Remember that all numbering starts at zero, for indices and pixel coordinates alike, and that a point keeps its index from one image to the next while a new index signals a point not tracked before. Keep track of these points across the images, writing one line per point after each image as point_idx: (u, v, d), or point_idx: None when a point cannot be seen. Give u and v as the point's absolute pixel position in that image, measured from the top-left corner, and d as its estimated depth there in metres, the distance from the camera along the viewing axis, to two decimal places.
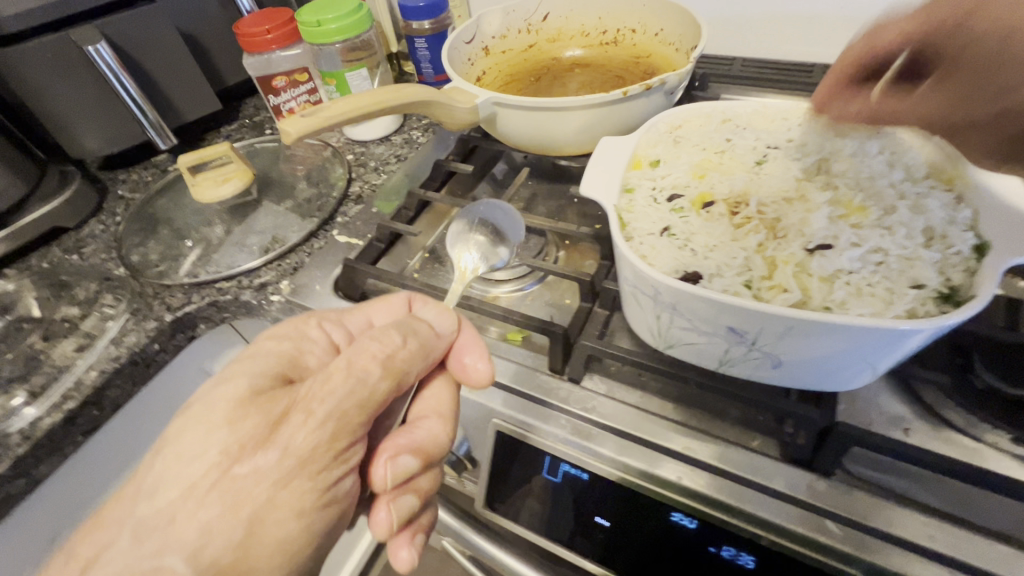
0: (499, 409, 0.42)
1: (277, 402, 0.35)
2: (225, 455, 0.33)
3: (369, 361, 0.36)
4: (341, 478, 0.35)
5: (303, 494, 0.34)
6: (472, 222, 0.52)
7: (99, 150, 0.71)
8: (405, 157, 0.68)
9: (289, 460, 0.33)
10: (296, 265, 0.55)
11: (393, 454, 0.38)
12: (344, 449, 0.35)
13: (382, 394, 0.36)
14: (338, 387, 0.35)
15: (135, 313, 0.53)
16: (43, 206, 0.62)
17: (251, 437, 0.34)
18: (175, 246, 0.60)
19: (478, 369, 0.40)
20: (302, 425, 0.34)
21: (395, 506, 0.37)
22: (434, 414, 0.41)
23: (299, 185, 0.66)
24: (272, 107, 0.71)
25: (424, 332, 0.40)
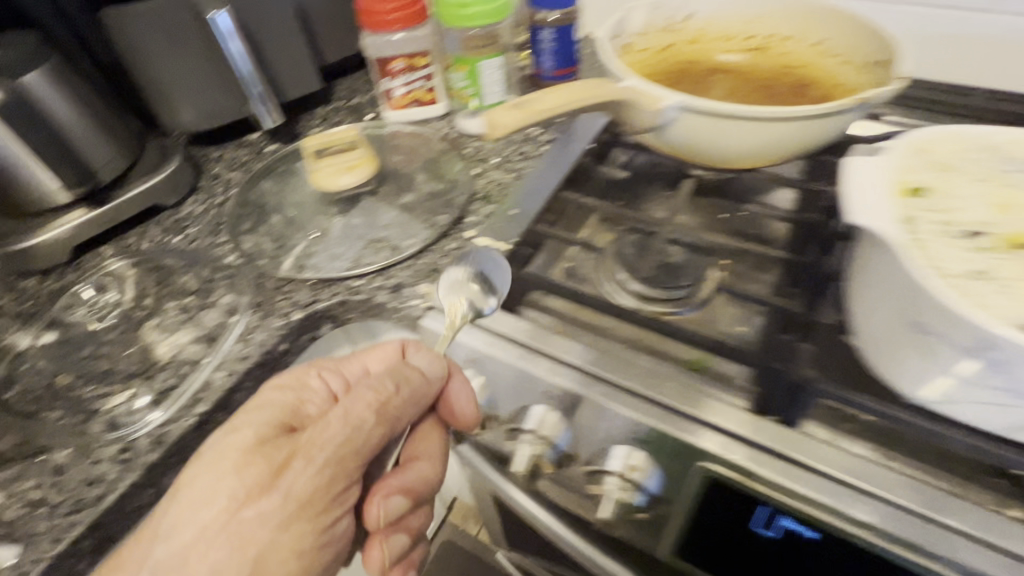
0: (712, 451, 0.36)
1: (281, 448, 0.34)
2: (233, 499, 0.33)
3: (364, 409, 0.36)
4: (338, 521, 0.35)
5: (306, 535, 0.34)
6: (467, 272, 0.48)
7: (193, 124, 0.66)
8: (530, 155, 0.63)
9: (291, 503, 0.33)
10: (433, 267, 0.51)
11: (384, 495, 0.39)
12: (339, 493, 0.35)
13: (376, 440, 0.37)
14: (335, 433, 0.35)
15: (258, 307, 0.48)
16: (143, 181, 0.57)
17: (254, 486, 0.33)
18: (291, 237, 0.55)
19: (467, 413, 0.42)
20: (303, 470, 0.34)
21: (387, 545, 0.40)
22: (427, 457, 0.43)
23: (418, 177, 0.62)
24: (385, 91, 0.67)
25: (416, 380, 0.39)
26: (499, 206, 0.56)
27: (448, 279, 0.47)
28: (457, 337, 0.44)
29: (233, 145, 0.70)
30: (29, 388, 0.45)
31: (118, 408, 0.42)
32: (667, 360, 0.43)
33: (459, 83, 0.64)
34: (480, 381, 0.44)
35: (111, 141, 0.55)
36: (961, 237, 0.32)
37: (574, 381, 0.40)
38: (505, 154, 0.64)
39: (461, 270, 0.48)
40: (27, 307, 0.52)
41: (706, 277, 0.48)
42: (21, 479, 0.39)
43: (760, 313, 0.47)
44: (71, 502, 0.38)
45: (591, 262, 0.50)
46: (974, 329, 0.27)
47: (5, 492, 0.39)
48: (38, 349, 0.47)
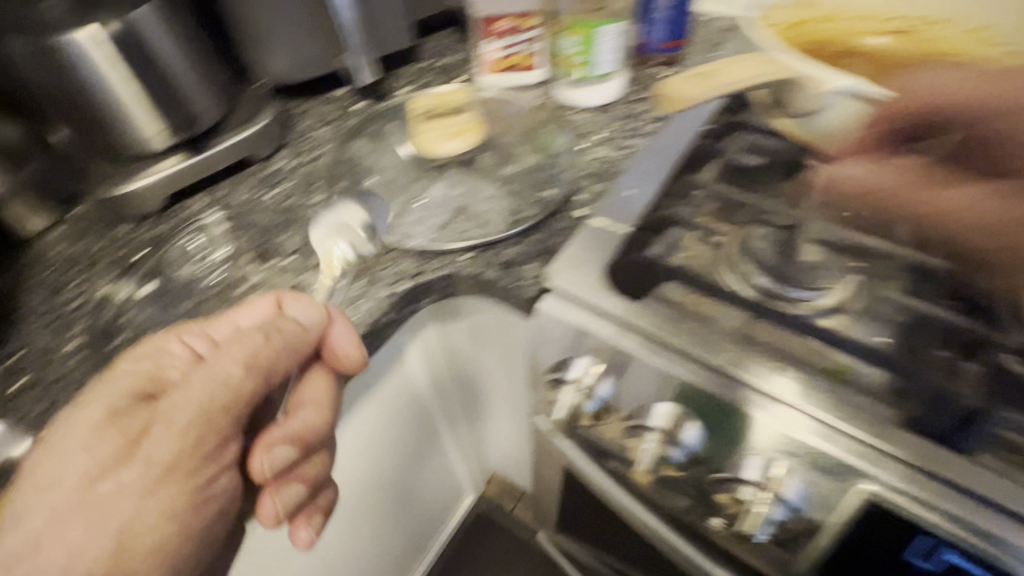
0: (879, 478, 0.34)
1: (136, 416, 0.31)
2: (85, 477, 0.30)
3: (230, 363, 0.33)
4: (216, 479, 0.33)
5: (175, 500, 0.31)
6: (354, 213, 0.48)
7: (283, 74, 0.62)
8: (639, 132, 0.59)
9: (151, 470, 0.30)
10: (545, 248, 0.48)
11: (268, 447, 0.36)
12: (213, 450, 0.32)
13: (252, 393, 0.34)
14: (198, 392, 0.32)
15: (361, 276, 0.46)
16: (238, 132, 0.55)
17: (110, 459, 0.30)
18: (390, 201, 0.53)
19: (352, 358, 0.40)
20: (162, 437, 0.31)
21: (279, 496, 0.37)
22: (315, 404, 0.39)
23: (518, 148, 0.59)
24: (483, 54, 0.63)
25: (292, 329, 0.37)
26: (610, 186, 0.52)
27: (332, 220, 0.47)
28: (582, 324, 0.41)
29: (319, 100, 0.66)
30: (132, 339, 0.43)
31: None
32: None
33: (569, 49, 0.59)
34: (598, 370, 0.42)
35: (209, 88, 0.52)
36: None
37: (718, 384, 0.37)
38: (611, 130, 0.60)
39: (579, 252, 0.44)
40: (121, 255, 0.50)
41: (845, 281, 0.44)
42: None
43: None
44: None
45: (710, 253, 0.45)
46: None
47: None
48: (137, 300, 0.46)
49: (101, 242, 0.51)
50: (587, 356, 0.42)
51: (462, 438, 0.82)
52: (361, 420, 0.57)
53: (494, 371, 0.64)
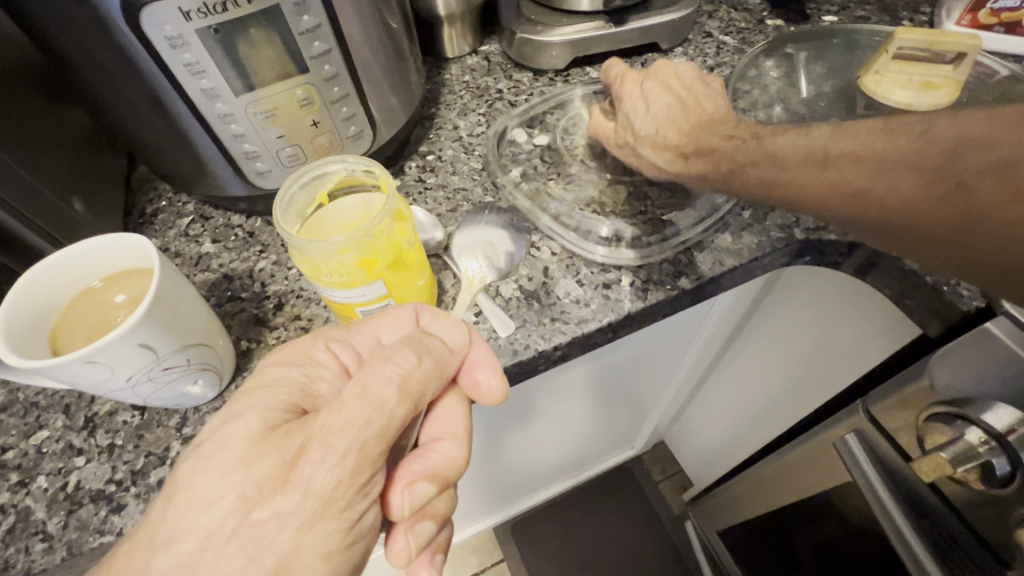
0: None
1: (293, 436, 0.26)
2: (242, 500, 0.25)
3: (384, 385, 0.27)
4: (367, 515, 0.27)
5: (334, 536, 0.26)
6: (488, 230, 0.41)
7: None
8: None
9: (310, 502, 0.25)
10: None
11: (409, 483, 0.30)
12: (365, 484, 0.26)
13: (404, 421, 0.27)
14: (354, 415, 0.26)
15: (752, 205, 0.42)
16: (663, 12, 0.52)
17: (267, 480, 0.25)
18: None
19: (492, 388, 0.34)
20: (321, 462, 0.25)
21: (414, 532, 0.31)
22: (450, 435, 0.33)
23: None
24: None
25: (438, 347, 0.31)
26: None
27: (455, 249, 0.41)
28: None
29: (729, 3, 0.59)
30: (520, 182, 0.45)
31: (603, 242, 0.41)
32: None
33: None
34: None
35: None
36: None
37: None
38: None
39: None
40: (518, 101, 0.52)
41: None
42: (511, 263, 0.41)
43: None
44: (555, 312, 0.38)
45: None
46: None
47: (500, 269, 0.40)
48: (531, 147, 0.48)
49: (502, 82, 0.54)
50: (1015, 409, 0.33)
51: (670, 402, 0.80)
52: (643, 361, 0.56)
53: (785, 363, 0.57)
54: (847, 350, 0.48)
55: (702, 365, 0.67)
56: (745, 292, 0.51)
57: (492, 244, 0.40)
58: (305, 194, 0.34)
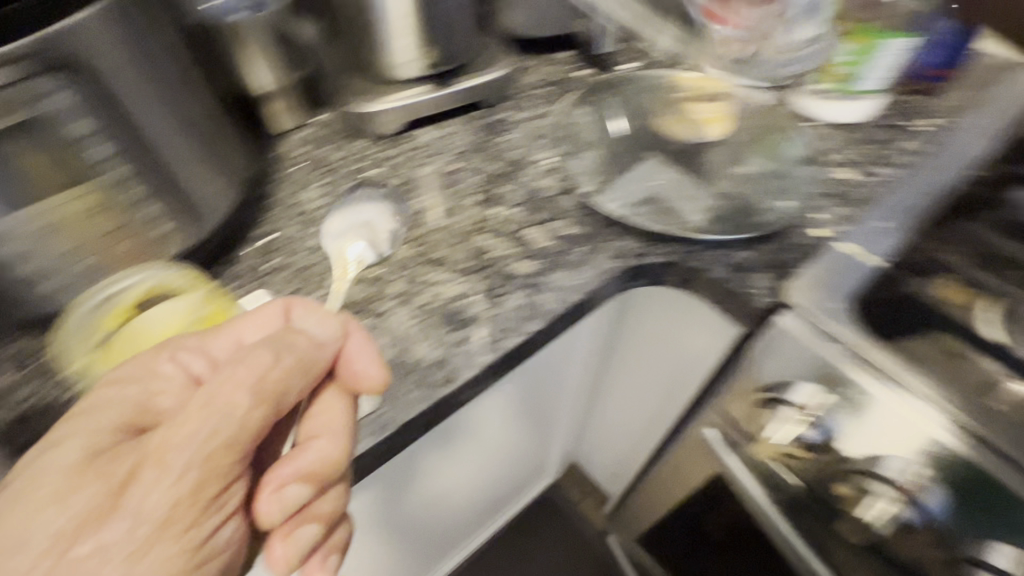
0: None
1: (123, 461, 0.27)
2: (58, 538, 0.25)
3: (233, 391, 0.28)
4: (219, 529, 0.28)
5: (173, 559, 0.26)
6: (375, 214, 0.47)
7: (521, 27, 0.63)
8: (892, 159, 0.53)
9: (143, 526, 0.26)
10: (782, 259, 0.45)
11: (277, 487, 0.31)
12: (212, 500, 0.27)
13: (259, 425, 0.29)
14: (195, 429, 0.27)
15: (585, 242, 0.46)
16: (481, 73, 0.56)
17: (91, 510, 0.26)
18: (615, 172, 0.52)
19: (373, 376, 0.34)
20: (156, 482, 0.26)
21: (292, 538, 0.33)
22: (330, 432, 0.33)
23: (751, 148, 0.55)
24: (732, 40, 0.59)
25: (304, 343, 0.32)
26: (857, 213, 0.47)
27: (330, 236, 0.45)
28: (829, 358, 0.38)
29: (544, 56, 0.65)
30: (367, 251, 0.45)
31: (454, 298, 0.42)
32: None
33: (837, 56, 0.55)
34: (826, 402, 0.38)
35: (469, 34, 0.54)
36: None
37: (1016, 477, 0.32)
38: (858, 152, 0.54)
39: (823, 275, 0.41)
40: (357, 169, 0.53)
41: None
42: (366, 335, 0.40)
43: None
44: (415, 378, 0.38)
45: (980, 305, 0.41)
46: None
47: None
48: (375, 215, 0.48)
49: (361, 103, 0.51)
50: (812, 384, 0.39)
51: (571, 424, 0.83)
52: (527, 395, 0.59)
53: (648, 373, 0.62)
54: (690, 354, 0.54)
55: (587, 386, 0.71)
56: (600, 320, 0.56)
57: (375, 228, 0.46)
58: (96, 316, 0.36)
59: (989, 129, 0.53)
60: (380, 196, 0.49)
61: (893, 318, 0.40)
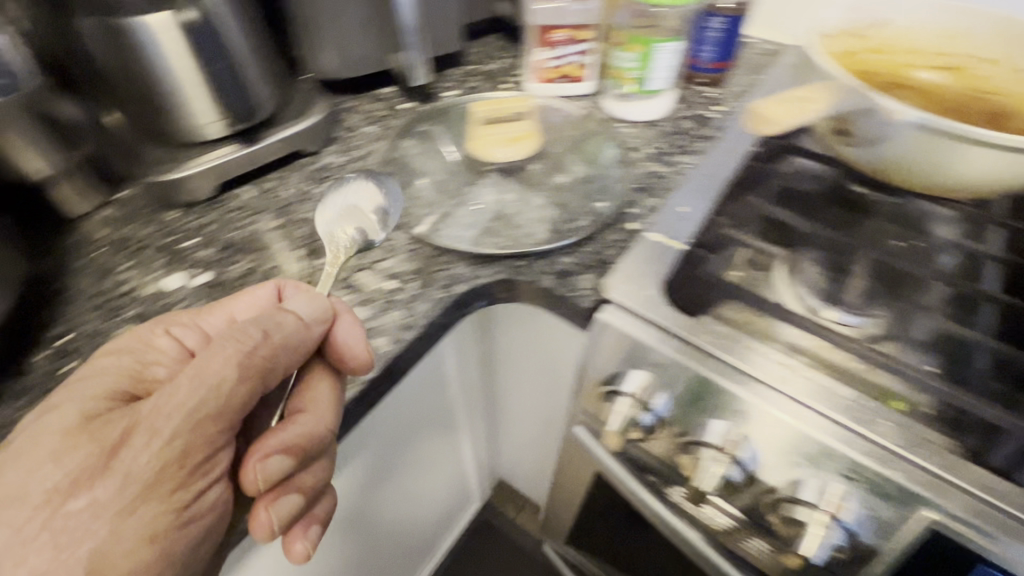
0: (943, 504, 0.33)
1: (115, 427, 0.30)
2: (55, 491, 0.28)
3: (223, 363, 0.31)
4: (205, 493, 0.31)
5: (160, 516, 0.29)
6: (364, 197, 0.50)
7: (332, 71, 0.63)
8: (686, 148, 0.60)
9: (131, 486, 0.29)
10: (600, 258, 0.48)
11: (263, 456, 0.32)
12: (199, 466, 0.30)
13: (246, 396, 0.32)
14: (185, 398, 0.30)
15: (416, 277, 0.46)
16: (292, 125, 0.55)
17: (85, 469, 0.29)
18: (441, 202, 0.53)
19: (359, 354, 0.38)
20: (145, 447, 0.29)
21: (275, 507, 0.34)
22: (315, 409, 0.37)
23: (567, 157, 0.58)
24: (535, 62, 0.63)
25: (291, 323, 0.35)
26: (661, 204, 0.52)
27: (325, 229, 0.48)
28: (646, 339, 0.41)
29: (367, 97, 0.66)
30: None
31: None
32: None
33: (625, 63, 0.59)
34: (655, 385, 0.41)
35: (267, 80, 0.52)
36: None
37: (798, 412, 0.37)
38: (659, 147, 0.60)
39: (635, 266, 0.45)
40: (169, 243, 0.49)
41: (920, 307, 0.43)
42: None
43: None
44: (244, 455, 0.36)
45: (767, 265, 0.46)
46: None
47: None
48: (192, 289, 0.45)
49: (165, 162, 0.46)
50: (642, 371, 0.42)
51: (474, 443, 0.83)
52: (406, 428, 0.58)
53: (525, 378, 0.64)
54: (551, 352, 0.56)
55: (473, 404, 0.72)
56: (463, 336, 0.57)
57: (364, 212, 0.49)
58: None
59: (751, 110, 0.61)
60: (366, 177, 0.52)
61: (696, 295, 0.43)
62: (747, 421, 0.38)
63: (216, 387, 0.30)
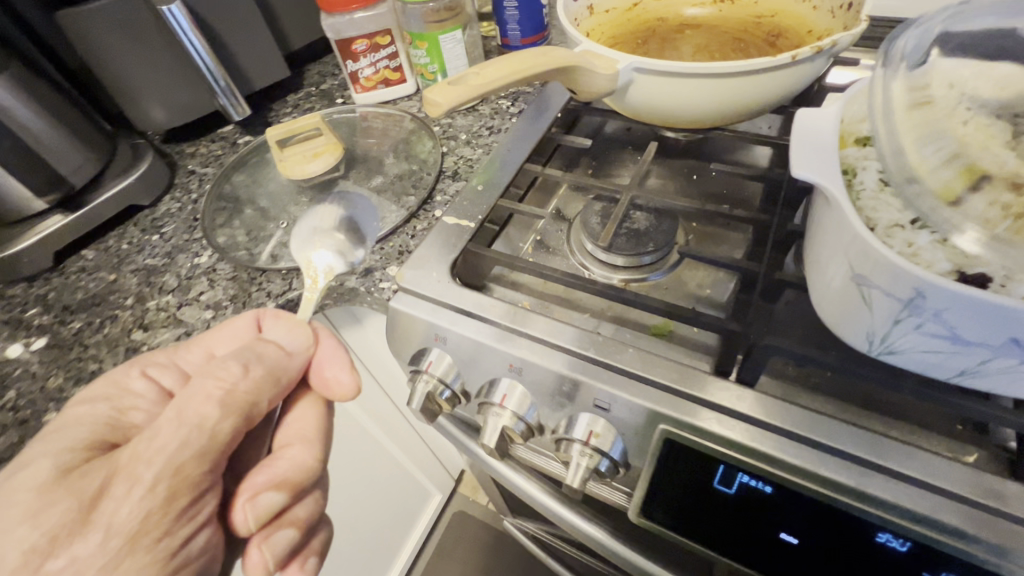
0: (667, 413, 0.37)
1: (93, 480, 0.32)
2: (34, 553, 0.30)
3: (203, 403, 0.33)
4: (192, 538, 0.33)
5: (147, 564, 0.31)
6: (331, 216, 0.49)
7: (166, 121, 0.66)
8: (499, 128, 0.63)
9: (114, 540, 0.30)
10: (402, 250, 0.51)
11: (253, 496, 0.36)
12: (186, 509, 0.32)
13: (229, 434, 0.33)
14: (166, 442, 0.32)
15: (233, 301, 0.50)
16: (118, 182, 0.59)
17: (65, 525, 0.30)
18: (263, 227, 0.56)
19: (342, 380, 0.41)
20: (126, 496, 0.31)
21: (269, 543, 0.37)
22: (299, 440, 0.39)
23: (386, 160, 0.61)
24: (350, 74, 0.66)
25: (272, 353, 0.37)
26: (464, 187, 0.56)
27: (299, 252, 0.48)
28: (422, 317, 0.45)
29: (207, 139, 0.69)
30: (20, 392, 0.46)
31: None
32: (626, 325, 0.44)
33: (420, 60, 0.63)
34: (448, 361, 0.44)
35: (80, 144, 0.55)
36: (920, 178, 0.28)
37: (552, 360, 0.40)
38: (473, 133, 0.63)
39: (427, 252, 0.49)
40: (15, 315, 0.53)
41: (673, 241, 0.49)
42: None
43: (726, 274, 0.47)
44: None
45: (562, 236, 0.52)
46: (909, 277, 0.26)
47: None
48: (29, 354, 0.49)
49: None
50: (438, 350, 0.45)
51: (402, 437, 0.87)
52: None
53: None
54: None
55: (373, 405, 0.75)
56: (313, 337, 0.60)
57: (332, 228, 0.48)
58: None
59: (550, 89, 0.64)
60: (328, 199, 0.51)
61: (471, 266, 0.48)
62: (517, 372, 0.41)
63: (200, 427, 0.32)
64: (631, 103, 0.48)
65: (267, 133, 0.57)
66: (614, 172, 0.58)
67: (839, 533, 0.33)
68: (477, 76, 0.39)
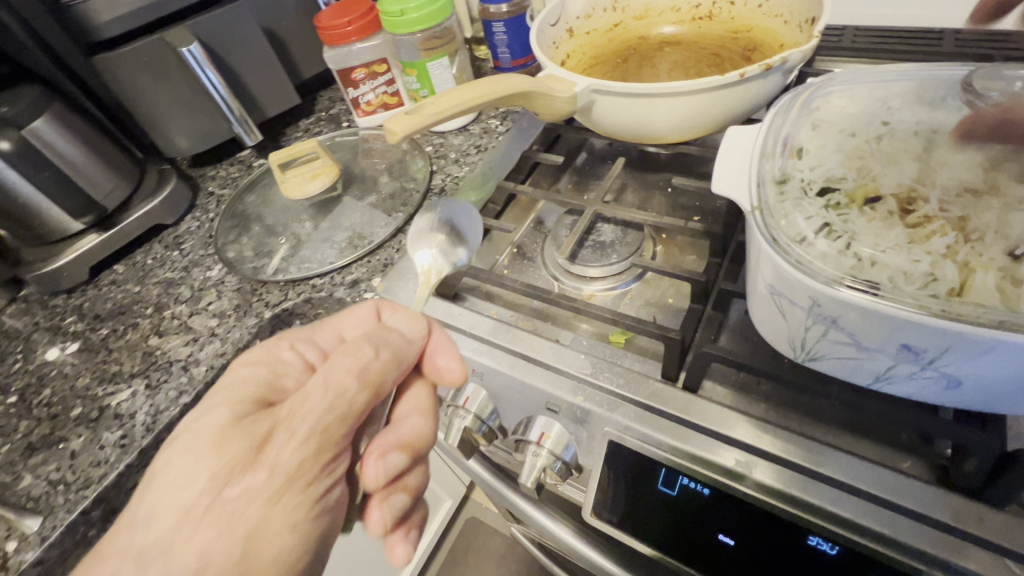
0: (612, 418, 0.39)
1: (260, 424, 0.33)
2: (215, 480, 0.31)
3: (345, 375, 0.33)
4: (332, 488, 0.33)
5: (297, 508, 0.31)
6: (433, 219, 0.51)
7: (189, 149, 0.73)
8: (485, 147, 0.67)
9: (278, 477, 0.31)
10: (387, 262, 0.55)
11: (381, 454, 0.36)
12: (330, 462, 0.32)
13: (364, 405, 0.33)
14: (318, 402, 0.32)
15: (236, 310, 0.55)
16: (145, 204, 0.66)
17: (238, 461, 0.31)
18: (268, 242, 0.62)
19: (452, 368, 0.40)
20: (286, 443, 0.31)
21: (387, 505, 0.37)
22: (417, 412, 0.40)
23: (381, 179, 0.66)
24: (352, 99, 0.71)
25: (397, 339, 0.37)
26: (448, 204, 0.59)
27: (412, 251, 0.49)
28: None
29: (227, 163, 0.76)
30: (53, 391, 0.52)
31: (121, 403, 0.50)
32: (586, 333, 0.46)
33: (413, 85, 0.68)
34: None
35: (113, 171, 0.63)
36: (819, 194, 0.29)
37: (512, 365, 0.43)
38: (461, 152, 0.67)
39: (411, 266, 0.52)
40: (55, 323, 0.60)
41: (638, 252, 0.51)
42: (45, 464, 0.47)
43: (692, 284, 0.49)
44: (82, 480, 0.45)
45: (537, 247, 0.55)
46: (808, 288, 0.27)
47: (32, 474, 0.46)
48: (64, 357, 0.56)
49: None
50: None
51: None
52: None
53: None
54: None
55: None
56: None
57: (436, 230, 0.50)
58: None
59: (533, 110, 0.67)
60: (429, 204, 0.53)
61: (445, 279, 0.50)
62: (480, 376, 0.44)
63: (343, 395, 0.32)
64: (600, 122, 0.51)
65: (271, 157, 0.63)
66: (592, 186, 0.60)
67: (771, 534, 0.35)
68: (435, 104, 0.43)
